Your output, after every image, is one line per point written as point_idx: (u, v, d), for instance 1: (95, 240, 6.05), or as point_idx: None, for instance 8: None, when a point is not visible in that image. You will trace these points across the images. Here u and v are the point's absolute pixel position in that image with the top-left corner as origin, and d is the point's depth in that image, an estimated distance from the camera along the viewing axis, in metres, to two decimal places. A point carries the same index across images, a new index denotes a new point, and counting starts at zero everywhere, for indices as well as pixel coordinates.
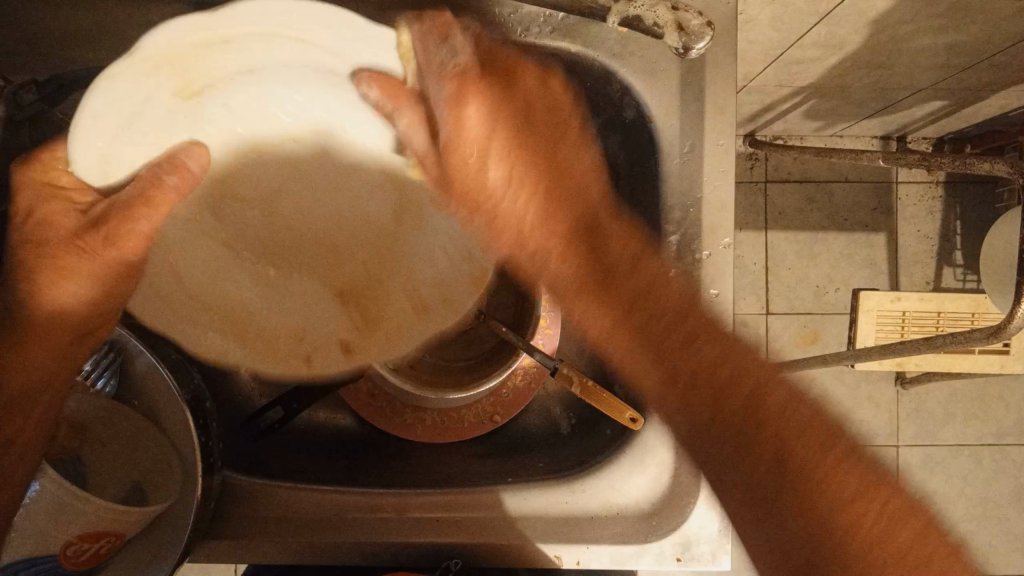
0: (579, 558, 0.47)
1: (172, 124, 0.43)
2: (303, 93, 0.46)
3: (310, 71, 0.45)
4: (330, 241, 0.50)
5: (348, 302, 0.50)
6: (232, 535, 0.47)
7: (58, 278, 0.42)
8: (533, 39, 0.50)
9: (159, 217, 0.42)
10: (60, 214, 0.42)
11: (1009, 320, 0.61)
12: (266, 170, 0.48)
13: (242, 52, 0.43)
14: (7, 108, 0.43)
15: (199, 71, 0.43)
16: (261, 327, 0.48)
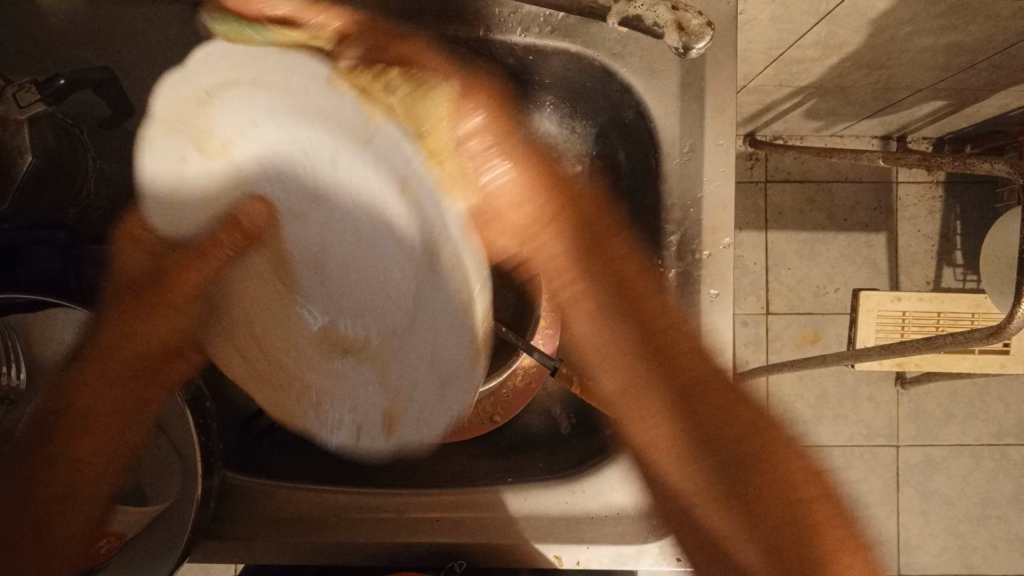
0: (579, 559, 0.47)
1: (206, 179, 0.41)
2: (292, 118, 0.38)
3: (290, 106, 0.38)
4: (373, 292, 0.41)
5: (384, 369, 0.41)
6: (231, 536, 0.47)
7: (127, 321, 0.42)
8: (532, 39, 0.49)
9: (211, 269, 0.42)
10: (134, 258, 0.43)
11: (1009, 320, 0.60)
12: (305, 224, 0.41)
13: (234, 99, 0.39)
14: (6, 108, 0.41)
15: (206, 127, 0.40)
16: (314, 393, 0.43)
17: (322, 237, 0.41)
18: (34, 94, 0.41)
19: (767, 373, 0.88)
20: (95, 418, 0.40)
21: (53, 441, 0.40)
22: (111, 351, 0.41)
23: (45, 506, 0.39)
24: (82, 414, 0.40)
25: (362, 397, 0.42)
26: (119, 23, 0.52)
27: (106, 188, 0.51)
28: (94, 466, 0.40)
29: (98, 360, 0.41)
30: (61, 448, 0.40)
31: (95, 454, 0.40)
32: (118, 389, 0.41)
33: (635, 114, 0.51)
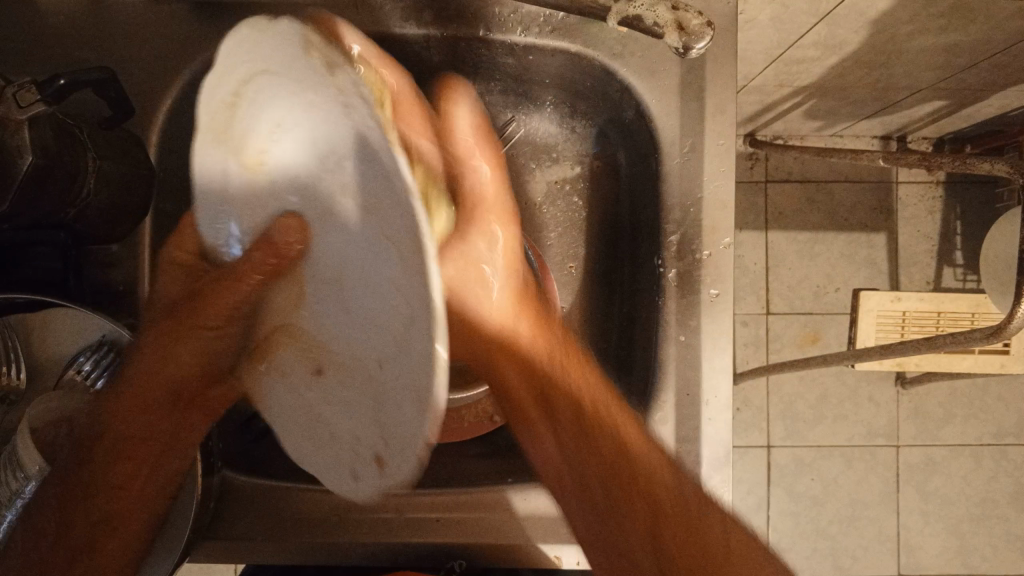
0: (579, 559, 0.48)
1: (246, 194, 0.38)
2: (304, 118, 0.30)
3: (298, 102, 0.31)
4: (375, 318, 0.29)
5: (379, 422, 0.30)
6: (230, 537, 0.47)
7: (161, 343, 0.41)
8: (532, 39, 0.49)
9: (249, 288, 0.39)
10: (173, 282, 0.43)
11: (1009, 320, 0.60)
12: (321, 233, 0.33)
13: (260, 103, 0.34)
14: (6, 108, 0.41)
15: (235, 132, 0.36)
16: (314, 423, 0.36)
17: (339, 248, 0.31)
18: (34, 94, 0.41)
19: (767, 373, 0.89)
20: (132, 443, 0.41)
21: (88, 464, 0.39)
22: (150, 375, 0.41)
23: (84, 530, 0.39)
24: (119, 440, 0.40)
25: (359, 427, 0.32)
26: (120, 23, 0.52)
27: (105, 190, 0.49)
28: (131, 490, 0.40)
29: (132, 388, 0.40)
30: (99, 472, 0.39)
31: (131, 478, 0.41)
32: (153, 415, 0.41)
33: (635, 113, 0.51)
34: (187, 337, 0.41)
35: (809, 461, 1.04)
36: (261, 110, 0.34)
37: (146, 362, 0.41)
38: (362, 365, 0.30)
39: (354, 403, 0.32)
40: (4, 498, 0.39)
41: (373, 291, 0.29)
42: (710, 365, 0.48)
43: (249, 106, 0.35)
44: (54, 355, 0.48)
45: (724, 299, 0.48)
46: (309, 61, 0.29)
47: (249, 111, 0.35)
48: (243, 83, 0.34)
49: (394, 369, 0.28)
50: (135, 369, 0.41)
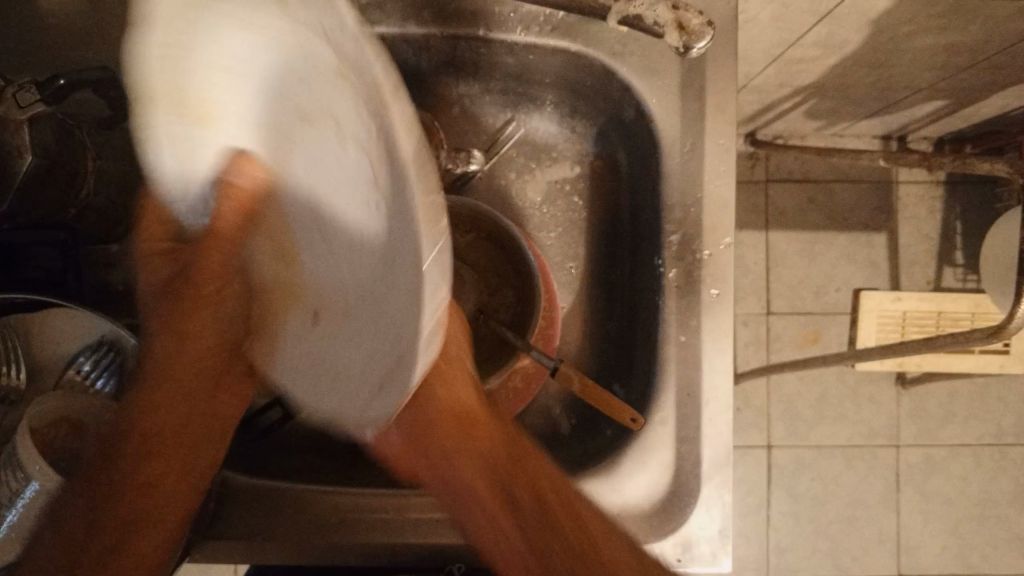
0: None
1: (199, 146, 0.38)
2: (267, 50, 0.34)
3: (280, 46, 0.34)
4: (370, 229, 0.36)
5: (388, 340, 0.37)
6: (229, 537, 0.47)
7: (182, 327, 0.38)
8: (532, 39, 0.49)
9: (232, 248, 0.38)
10: (156, 266, 0.40)
11: (1009, 320, 0.60)
12: (303, 167, 0.38)
13: (203, 50, 0.34)
14: (6, 108, 0.41)
15: (173, 83, 0.35)
16: (308, 355, 0.41)
17: (316, 172, 0.37)
18: (34, 94, 0.41)
19: (767, 373, 0.88)
20: (162, 437, 0.38)
21: (114, 464, 0.37)
22: (168, 360, 0.38)
23: (115, 530, 0.37)
24: (147, 437, 0.38)
25: (366, 355, 0.38)
26: (120, 22, 0.52)
27: (104, 188, 0.50)
28: (163, 485, 0.38)
29: (157, 369, 0.38)
30: (127, 470, 0.37)
31: (163, 473, 0.38)
32: (190, 399, 0.39)
33: (635, 113, 0.51)
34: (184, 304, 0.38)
35: (809, 461, 1.04)
36: (229, 60, 0.35)
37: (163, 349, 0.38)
38: (370, 288, 0.37)
39: (368, 319, 0.38)
40: (4, 498, 0.40)
41: (372, 208, 0.36)
42: (710, 365, 0.48)
43: (209, 62, 0.35)
44: (55, 356, 0.48)
45: (724, 299, 0.48)
46: (287, 3, 0.32)
47: (208, 68, 0.35)
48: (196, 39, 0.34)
49: (403, 275, 0.35)
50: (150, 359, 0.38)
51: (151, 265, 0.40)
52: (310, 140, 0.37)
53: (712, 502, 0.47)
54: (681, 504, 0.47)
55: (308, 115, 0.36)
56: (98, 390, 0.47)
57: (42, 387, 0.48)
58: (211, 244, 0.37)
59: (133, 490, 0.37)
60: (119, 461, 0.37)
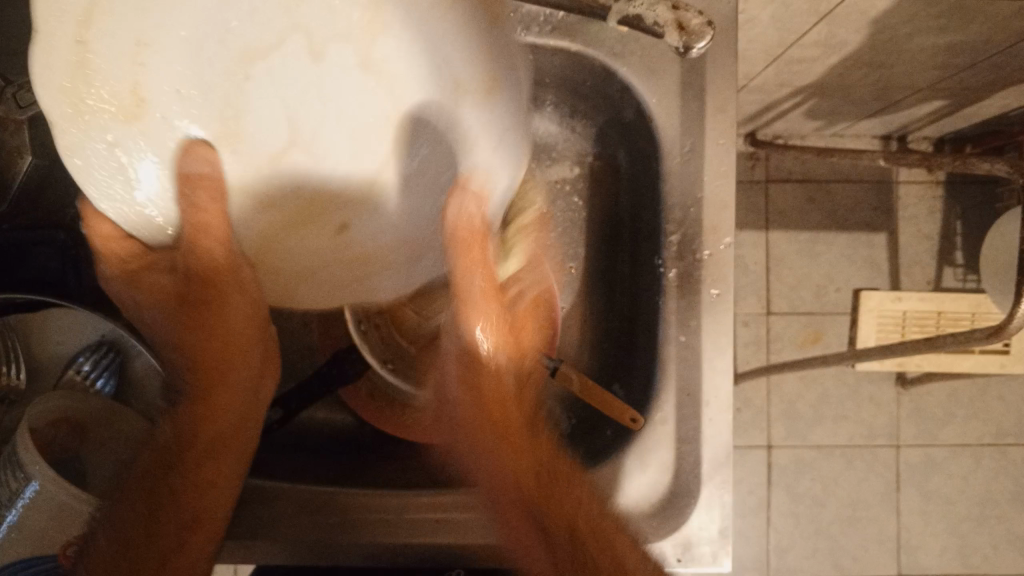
0: None
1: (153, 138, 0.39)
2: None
3: None
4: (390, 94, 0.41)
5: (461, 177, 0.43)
6: (227, 537, 0.47)
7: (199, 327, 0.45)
8: (533, 39, 0.49)
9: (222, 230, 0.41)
10: (156, 281, 0.45)
11: (1009, 320, 0.60)
12: (272, 98, 0.40)
13: (125, 18, 0.37)
14: (7, 106, 0.45)
15: (97, 75, 0.37)
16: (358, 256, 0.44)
17: (291, 94, 0.40)
18: (31, 93, 0.45)
19: (768, 373, 0.88)
20: (212, 436, 0.44)
21: (178, 467, 0.43)
22: (201, 370, 0.45)
23: (191, 517, 0.43)
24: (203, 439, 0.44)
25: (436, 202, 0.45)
26: None
27: None
28: (229, 472, 0.44)
29: (197, 380, 0.45)
30: (184, 472, 0.43)
31: (225, 461, 0.44)
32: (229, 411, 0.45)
33: (635, 113, 0.51)
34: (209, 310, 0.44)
35: (809, 460, 1.04)
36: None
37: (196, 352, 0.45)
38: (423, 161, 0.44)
39: (422, 155, 0.43)
40: (4, 498, 0.40)
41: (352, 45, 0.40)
42: (710, 365, 0.48)
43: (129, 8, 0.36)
44: (55, 356, 0.48)
45: (724, 300, 0.48)
46: None
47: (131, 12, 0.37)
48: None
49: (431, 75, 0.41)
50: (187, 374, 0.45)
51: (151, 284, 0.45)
52: (271, 44, 0.39)
53: (712, 502, 0.47)
54: (681, 503, 0.47)
55: (255, 43, 0.39)
56: (98, 390, 0.47)
57: (41, 387, 0.48)
58: (203, 244, 0.41)
59: (203, 481, 0.43)
60: (183, 463, 0.43)
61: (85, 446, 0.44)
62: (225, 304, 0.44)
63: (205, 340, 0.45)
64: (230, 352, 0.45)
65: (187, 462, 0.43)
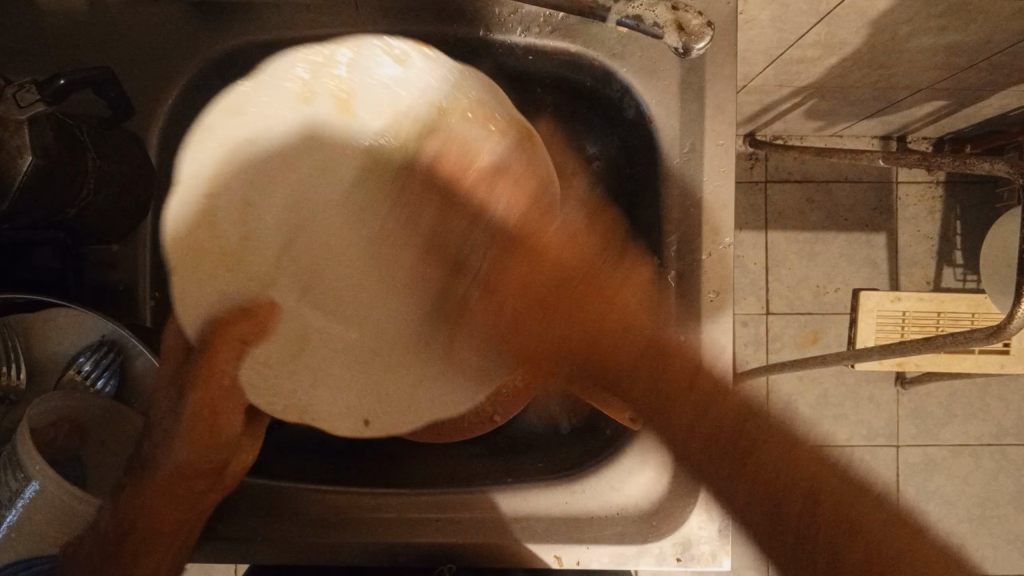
0: (579, 559, 0.47)
1: (228, 223, 0.46)
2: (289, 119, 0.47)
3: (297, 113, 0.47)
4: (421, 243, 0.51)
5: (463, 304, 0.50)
6: (232, 536, 0.47)
7: (210, 424, 0.43)
8: (533, 39, 0.51)
9: (236, 359, 0.43)
10: (174, 343, 0.44)
11: (1009, 320, 0.60)
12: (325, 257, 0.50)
13: (253, 131, 0.46)
14: (6, 108, 0.41)
15: (211, 168, 0.45)
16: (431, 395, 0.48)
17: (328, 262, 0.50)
18: (34, 94, 0.41)
19: (767, 373, 0.89)
20: (156, 536, 0.42)
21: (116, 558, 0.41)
22: (174, 474, 0.42)
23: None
24: (144, 530, 0.41)
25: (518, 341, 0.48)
26: (117, 21, 0.51)
27: (106, 189, 0.49)
28: (157, 573, 0.43)
29: (164, 478, 0.42)
30: (127, 561, 0.41)
31: (160, 560, 0.43)
32: (182, 498, 0.43)
33: (635, 114, 0.51)
34: (198, 419, 0.42)
35: None
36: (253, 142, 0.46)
37: (173, 451, 0.42)
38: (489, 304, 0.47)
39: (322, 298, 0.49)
40: (4, 498, 0.39)
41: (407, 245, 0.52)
42: None
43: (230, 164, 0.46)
44: (54, 355, 0.48)
45: (724, 299, 0.48)
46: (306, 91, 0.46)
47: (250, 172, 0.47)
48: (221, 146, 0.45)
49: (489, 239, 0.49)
50: (154, 467, 0.41)
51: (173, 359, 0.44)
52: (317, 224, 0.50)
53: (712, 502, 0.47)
54: (681, 502, 0.47)
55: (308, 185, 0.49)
56: (99, 390, 0.47)
57: (40, 387, 0.49)
58: (211, 376, 0.42)
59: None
60: (119, 556, 0.41)
61: (86, 444, 0.44)
62: (215, 419, 0.43)
63: (192, 428, 0.42)
64: (203, 464, 0.43)
65: (124, 554, 0.41)
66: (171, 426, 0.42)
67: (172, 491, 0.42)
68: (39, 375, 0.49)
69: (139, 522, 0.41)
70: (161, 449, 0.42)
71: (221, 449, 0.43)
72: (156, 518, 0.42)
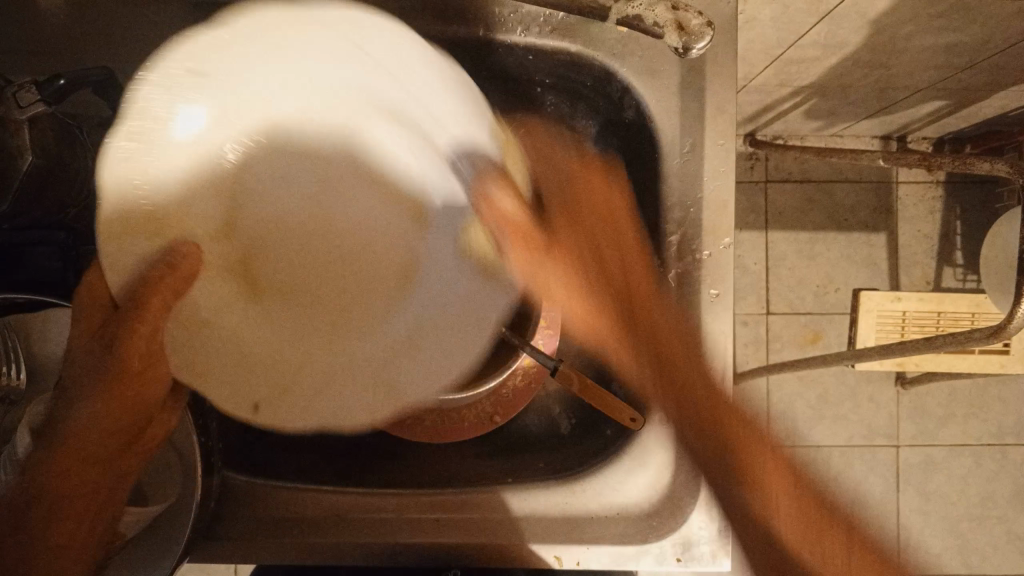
0: (579, 559, 0.47)
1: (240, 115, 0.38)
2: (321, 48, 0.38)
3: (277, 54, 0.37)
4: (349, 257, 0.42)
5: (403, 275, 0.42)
6: (231, 536, 0.47)
7: (121, 398, 0.37)
8: (533, 39, 0.50)
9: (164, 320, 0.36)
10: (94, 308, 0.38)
11: (1008, 320, 0.60)
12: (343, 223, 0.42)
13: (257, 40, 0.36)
14: (6, 108, 0.41)
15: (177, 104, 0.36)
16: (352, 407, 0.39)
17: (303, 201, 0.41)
18: (34, 94, 0.41)
19: (767, 373, 0.89)
20: (75, 501, 0.37)
21: (27, 526, 0.36)
22: (85, 430, 0.37)
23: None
24: (62, 496, 0.36)
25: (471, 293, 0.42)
26: (116, 20, 0.51)
27: None
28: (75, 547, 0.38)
29: (72, 446, 0.37)
30: (40, 529, 0.36)
31: (73, 538, 0.37)
32: (97, 470, 0.38)
33: (635, 114, 0.51)
34: (123, 382, 0.36)
35: None
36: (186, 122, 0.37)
37: (88, 414, 0.37)
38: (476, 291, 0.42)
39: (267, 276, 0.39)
40: None
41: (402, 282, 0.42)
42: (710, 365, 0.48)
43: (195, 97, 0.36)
44: (56, 356, 0.48)
45: (724, 300, 0.48)
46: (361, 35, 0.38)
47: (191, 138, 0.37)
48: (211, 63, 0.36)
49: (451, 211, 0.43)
50: (63, 426, 0.36)
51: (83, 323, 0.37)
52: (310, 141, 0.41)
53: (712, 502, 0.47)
54: (680, 503, 0.47)
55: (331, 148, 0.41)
56: None
57: (41, 387, 0.48)
58: (145, 317, 0.35)
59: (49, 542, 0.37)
60: (37, 521, 0.36)
61: None
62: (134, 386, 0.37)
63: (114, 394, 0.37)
64: (121, 423, 0.38)
65: (37, 520, 0.36)
66: (91, 375, 0.36)
67: (87, 464, 0.37)
68: (40, 375, 0.48)
69: (52, 487, 0.36)
70: (70, 409, 0.37)
71: (139, 417, 0.38)
72: (69, 486, 0.37)
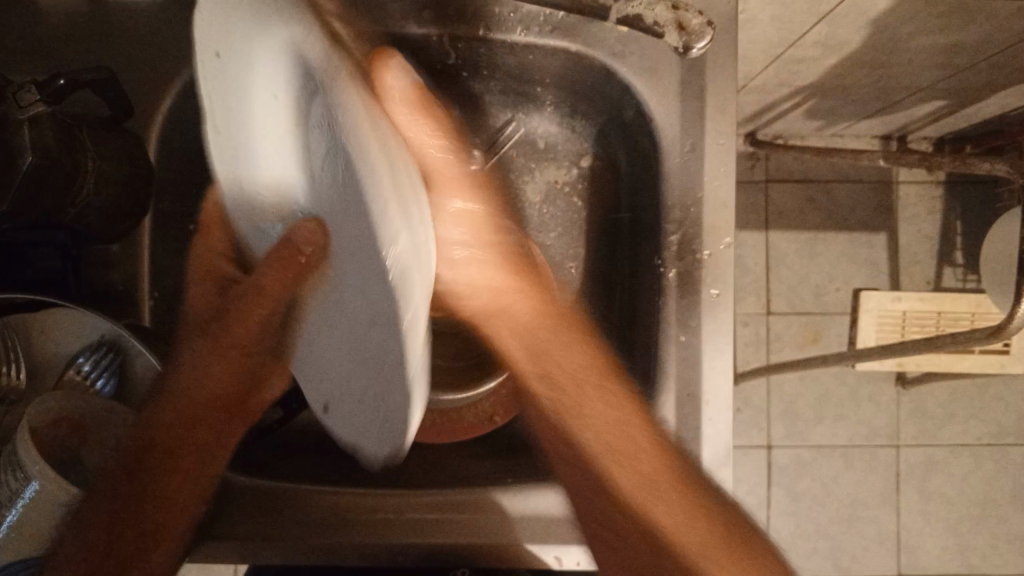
0: (579, 559, 0.48)
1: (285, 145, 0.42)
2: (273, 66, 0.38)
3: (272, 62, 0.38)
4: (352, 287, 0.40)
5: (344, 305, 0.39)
6: (232, 537, 0.47)
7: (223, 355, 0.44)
8: (532, 39, 0.49)
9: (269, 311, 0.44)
10: (205, 291, 0.48)
11: (1009, 320, 0.60)
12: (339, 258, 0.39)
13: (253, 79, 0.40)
14: (7, 108, 0.41)
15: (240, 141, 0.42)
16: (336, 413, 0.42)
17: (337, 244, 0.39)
18: (35, 94, 0.41)
19: (767, 373, 0.88)
20: (179, 454, 0.43)
21: (138, 475, 0.41)
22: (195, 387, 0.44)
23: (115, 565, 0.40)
24: (164, 449, 0.42)
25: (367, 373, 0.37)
26: (117, 21, 0.51)
27: (105, 189, 0.49)
28: (179, 499, 0.43)
29: (177, 396, 0.43)
30: (149, 479, 0.41)
31: (179, 487, 0.43)
32: (198, 425, 0.44)
33: (635, 113, 0.51)
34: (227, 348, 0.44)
35: (809, 461, 1.04)
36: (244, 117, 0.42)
37: (188, 370, 0.44)
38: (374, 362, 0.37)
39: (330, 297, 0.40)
40: (4, 498, 0.40)
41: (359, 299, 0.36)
42: (711, 365, 0.48)
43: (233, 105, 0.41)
44: (54, 356, 0.48)
45: (724, 300, 0.48)
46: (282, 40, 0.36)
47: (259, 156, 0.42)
48: (234, 40, 0.39)
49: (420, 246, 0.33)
50: (177, 383, 0.44)
51: (204, 295, 0.48)
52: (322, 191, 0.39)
53: None
54: None
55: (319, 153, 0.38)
56: (98, 390, 0.47)
57: (40, 388, 0.49)
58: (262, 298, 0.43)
59: (153, 502, 0.41)
60: (143, 474, 0.41)
61: (85, 445, 0.44)
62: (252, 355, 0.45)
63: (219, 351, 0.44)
64: (233, 382, 0.45)
65: (140, 478, 0.41)
66: (208, 339, 0.45)
67: (185, 417, 0.43)
68: (38, 375, 0.49)
69: (159, 438, 0.42)
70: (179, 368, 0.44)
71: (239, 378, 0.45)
72: (168, 437, 0.43)
